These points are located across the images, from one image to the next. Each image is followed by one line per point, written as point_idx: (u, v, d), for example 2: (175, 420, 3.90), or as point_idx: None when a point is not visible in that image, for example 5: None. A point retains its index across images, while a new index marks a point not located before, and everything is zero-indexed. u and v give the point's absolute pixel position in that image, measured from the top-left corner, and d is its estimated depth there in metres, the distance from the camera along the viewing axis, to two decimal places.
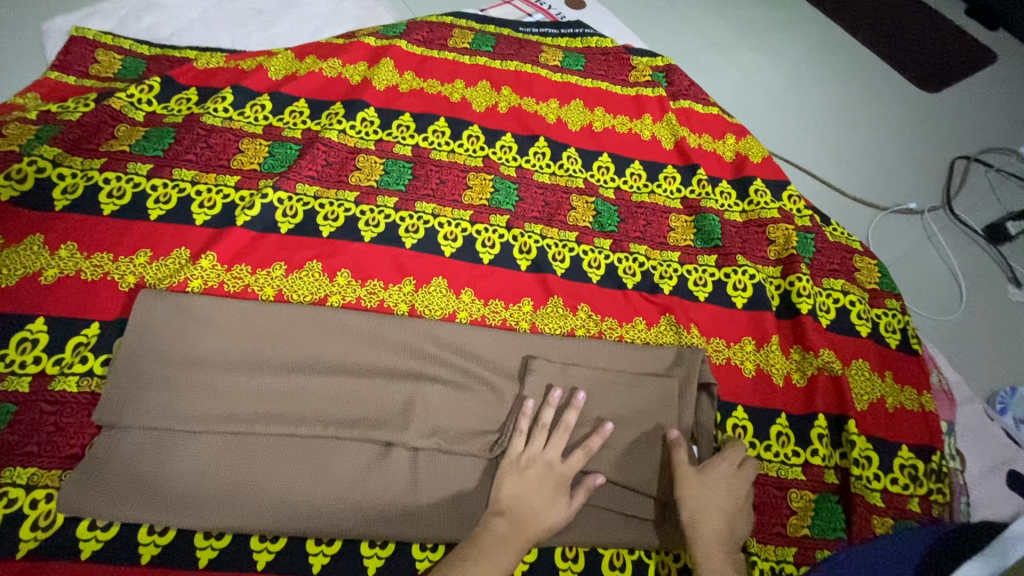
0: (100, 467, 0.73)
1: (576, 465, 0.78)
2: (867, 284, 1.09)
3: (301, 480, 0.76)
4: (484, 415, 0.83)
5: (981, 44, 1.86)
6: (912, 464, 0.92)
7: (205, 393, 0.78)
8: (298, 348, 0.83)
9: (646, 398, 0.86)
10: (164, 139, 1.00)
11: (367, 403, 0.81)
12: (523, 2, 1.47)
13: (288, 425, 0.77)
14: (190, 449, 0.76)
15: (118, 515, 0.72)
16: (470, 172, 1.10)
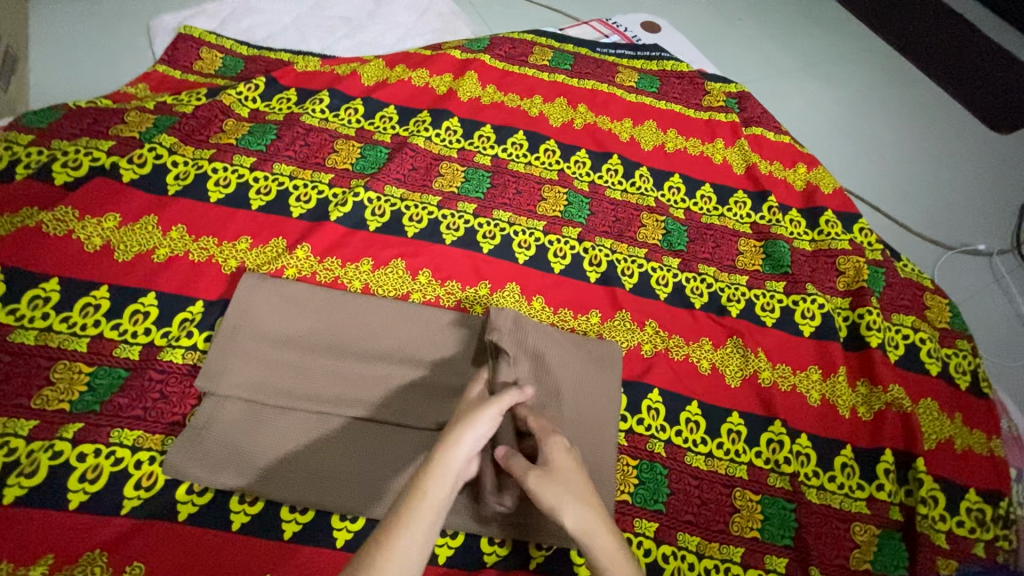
0: (201, 434, 0.77)
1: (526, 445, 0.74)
2: (937, 322, 1.08)
3: (378, 463, 0.78)
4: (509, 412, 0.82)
5: None
6: (980, 508, 0.90)
7: (294, 372, 0.83)
8: (380, 338, 0.87)
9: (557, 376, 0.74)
10: (267, 135, 1.07)
11: (438, 394, 0.84)
12: (599, 23, 1.51)
13: (365, 409, 0.81)
14: (280, 423, 0.79)
15: (215, 481, 0.75)
16: (546, 184, 1.13)
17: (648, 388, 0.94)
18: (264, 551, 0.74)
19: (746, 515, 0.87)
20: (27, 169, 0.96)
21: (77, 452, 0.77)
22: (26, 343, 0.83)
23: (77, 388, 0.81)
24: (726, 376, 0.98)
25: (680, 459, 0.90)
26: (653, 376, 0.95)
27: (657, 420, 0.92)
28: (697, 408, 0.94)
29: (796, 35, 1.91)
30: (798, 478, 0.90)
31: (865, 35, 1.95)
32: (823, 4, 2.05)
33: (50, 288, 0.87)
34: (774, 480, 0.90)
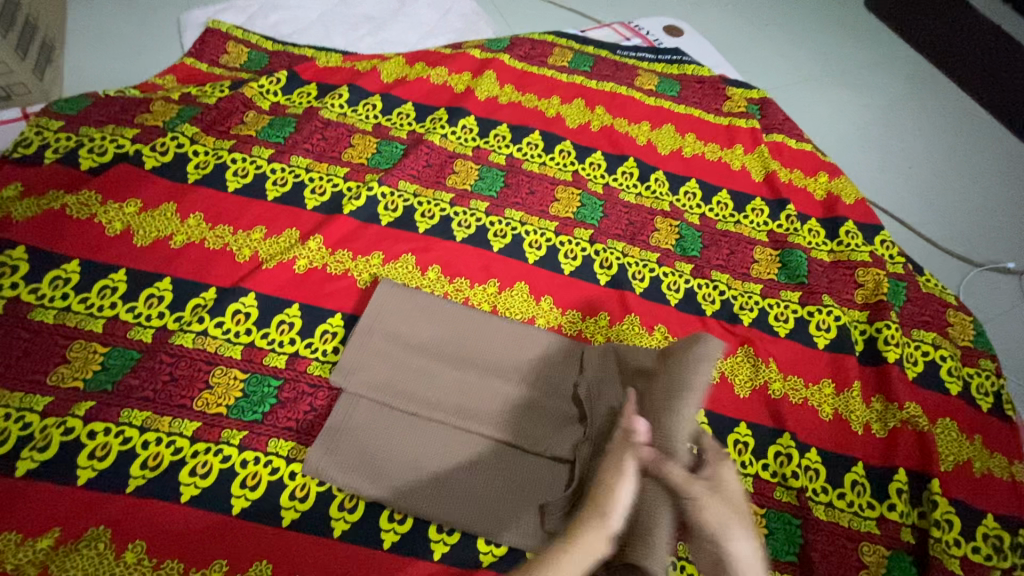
0: (334, 430, 0.80)
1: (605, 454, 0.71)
2: (960, 340, 1.05)
3: (491, 483, 0.79)
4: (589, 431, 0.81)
5: None
6: (997, 535, 0.86)
7: (422, 380, 0.84)
8: (495, 357, 0.87)
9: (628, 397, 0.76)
10: (286, 128, 1.09)
11: (552, 419, 0.83)
12: (621, 26, 1.50)
13: (484, 427, 0.81)
14: (404, 430, 0.81)
15: (337, 479, 0.77)
16: (559, 185, 1.13)
17: None
18: (263, 536, 0.75)
19: None
20: (55, 153, 0.99)
21: (88, 430, 0.78)
22: (45, 321, 0.85)
23: (91, 368, 0.83)
24: (736, 386, 0.96)
25: None
26: None
27: None
28: (704, 416, 0.92)
29: (824, 43, 1.87)
30: (806, 493, 0.88)
31: (896, 46, 1.91)
32: (853, 13, 2.00)
33: (71, 269, 0.89)
34: (780, 494, 0.88)
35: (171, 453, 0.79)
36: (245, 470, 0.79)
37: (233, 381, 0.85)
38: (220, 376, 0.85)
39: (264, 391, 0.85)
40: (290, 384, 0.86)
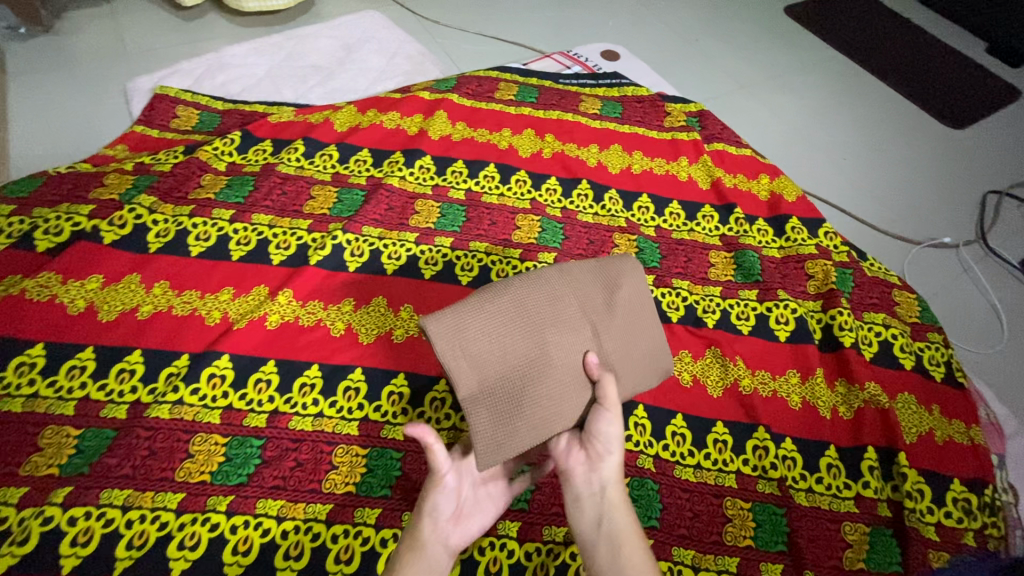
0: (467, 311, 0.71)
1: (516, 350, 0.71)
2: (908, 317, 1.11)
3: (558, 413, 0.72)
4: (537, 355, 0.72)
5: (989, 93, 1.96)
6: (965, 497, 0.92)
7: (536, 293, 0.74)
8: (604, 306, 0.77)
9: (563, 322, 0.74)
10: (244, 187, 1.10)
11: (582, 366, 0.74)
12: (561, 56, 1.57)
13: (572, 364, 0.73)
14: (500, 320, 0.71)
15: (451, 336, 0.69)
16: (519, 214, 1.17)
17: (634, 404, 0.96)
18: None
19: (738, 524, 0.88)
20: (8, 238, 0.98)
21: (68, 516, 0.77)
22: (13, 410, 0.83)
23: (65, 452, 0.81)
24: (708, 387, 1.00)
25: (669, 473, 0.91)
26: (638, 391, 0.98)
27: (644, 436, 0.94)
28: (682, 420, 0.96)
29: (751, 52, 2.00)
30: (786, 482, 0.91)
31: (817, 49, 2.06)
32: (775, 23, 2.15)
33: (35, 353, 0.88)
34: (763, 486, 0.91)
35: (157, 529, 0.78)
36: (235, 536, 0.79)
37: (215, 446, 0.85)
38: (200, 443, 0.85)
39: (247, 453, 0.85)
40: (273, 442, 0.86)
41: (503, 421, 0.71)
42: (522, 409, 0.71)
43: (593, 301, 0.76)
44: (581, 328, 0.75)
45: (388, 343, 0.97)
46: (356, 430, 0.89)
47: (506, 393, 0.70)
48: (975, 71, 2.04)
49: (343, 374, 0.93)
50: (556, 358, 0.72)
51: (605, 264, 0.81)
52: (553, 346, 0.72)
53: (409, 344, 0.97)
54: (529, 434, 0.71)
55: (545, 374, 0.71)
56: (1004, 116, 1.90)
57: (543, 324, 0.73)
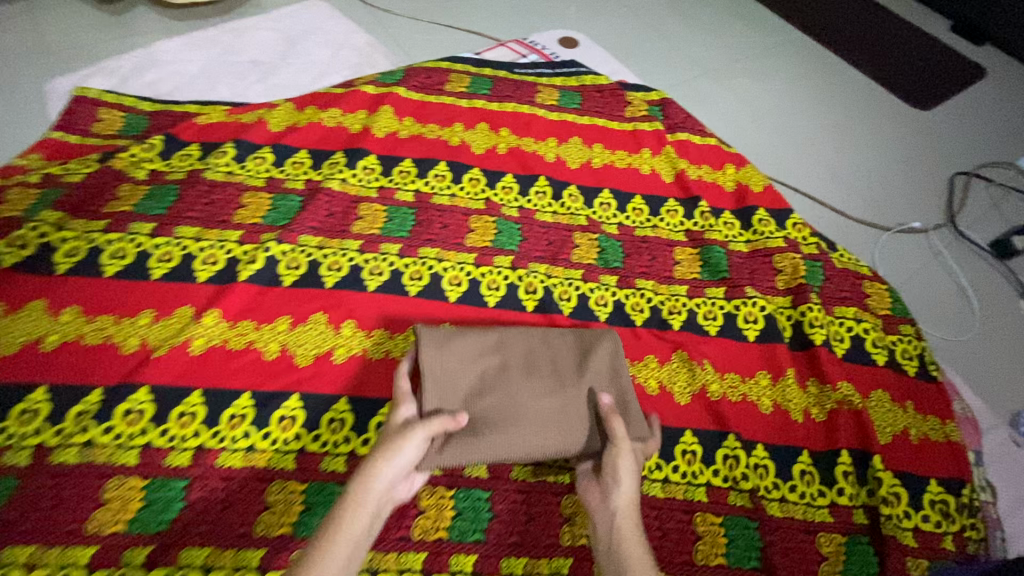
0: (451, 337, 0.82)
1: (486, 386, 0.80)
2: (879, 310, 1.07)
3: (511, 441, 0.76)
4: (501, 391, 0.79)
5: (954, 72, 1.94)
6: (942, 499, 0.88)
7: (516, 345, 0.83)
8: (573, 368, 0.83)
9: (532, 369, 0.81)
10: (167, 198, 1.00)
11: (548, 410, 0.78)
12: (517, 44, 1.49)
13: (534, 406, 0.78)
14: (478, 352, 0.82)
15: (433, 354, 0.79)
16: (472, 215, 1.09)
17: None
18: None
19: (709, 541, 0.83)
20: None
21: None
22: None
23: None
24: (676, 395, 0.94)
25: (637, 491, 0.85)
26: None
27: None
28: None
29: (717, 36, 1.94)
30: (758, 493, 0.87)
31: (784, 31, 2.01)
32: (740, 5, 2.10)
33: None
34: (734, 499, 0.86)
35: None
36: None
37: (131, 491, 0.76)
38: (114, 488, 0.76)
39: (168, 496, 0.76)
40: (199, 482, 0.78)
41: (472, 446, 0.75)
42: (492, 441, 0.75)
43: (564, 357, 0.84)
44: (549, 376, 0.81)
45: (328, 364, 0.89)
46: (295, 464, 0.81)
47: (469, 421, 0.77)
48: (940, 50, 2.01)
49: (279, 401, 0.84)
50: (521, 398, 0.79)
51: (593, 331, 0.88)
52: (517, 390, 0.79)
53: (351, 364, 0.90)
54: (480, 455, 0.75)
55: (505, 407, 0.78)
56: (969, 95, 1.88)
57: (513, 368, 0.81)
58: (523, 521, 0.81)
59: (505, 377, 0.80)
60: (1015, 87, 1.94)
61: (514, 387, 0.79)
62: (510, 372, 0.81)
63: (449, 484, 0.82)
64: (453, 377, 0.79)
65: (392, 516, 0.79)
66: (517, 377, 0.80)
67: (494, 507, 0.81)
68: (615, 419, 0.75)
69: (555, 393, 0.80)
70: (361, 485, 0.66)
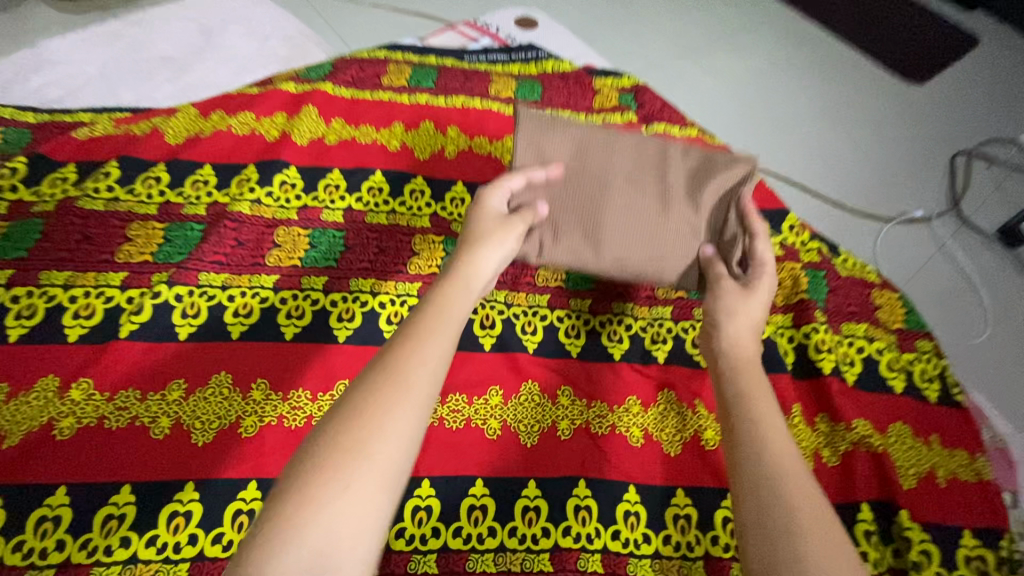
0: (551, 123, 0.79)
1: (583, 178, 0.78)
2: (892, 324, 0.93)
3: (592, 248, 0.77)
4: (598, 206, 0.77)
5: (948, 41, 1.79)
6: (979, 556, 0.74)
7: (616, 139, 0.80)
8: (678, 178, 0.78)
9: (633, 180, 0.78)
10: (30, 236, 0.82)
11: (639, 178, 0.78)
12: (468, 27, 1.30)
13: (626, 178, 0.78)
14: (578, 152, 0.79)
15: (529, 139, 0.78)
16: (415, 235, 0.92)
17: (571, 482, 0.75)
18: None
19: None
20: None
21: None
22: None
23: None
24: (664, 445, 0.79)
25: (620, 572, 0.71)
26: (575, 463, 0.77)
27: (587, 525, 0.73)
28: (636, 495, 0.75)
29: (693, 9, 1.76)
30: None
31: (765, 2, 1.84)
32: None
33: None
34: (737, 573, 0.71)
35: None
36: None
37: None
38: None
39: None
40: None
41: (553, 242, 0.77)
42: (572, 242, 0.77)
43: (684, 180, 0.78)
44: (657, 196, 0.77)
45: (232, 440, 0.72)
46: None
47: (557, 209, 0.78)
48: (932, 18, 1.86)
49: (169, 494, 0.69)
50: (615, 213, 0.77)
51: (729, 153, 0.79)
52: (616, 198, 0.77)
53: (261, 438, 0.73)
54: (562, 253, 0.77)
55: (594, 200, 0.77)
56: (966, 65, 1.73)
57: (613, 179, 0.78)
58: None
59: (606, 169, 0.78)
60: (1015, 55, 1.79)
61: (613, 193, 0.77)
62: (612, 176, 0.78)
63: None
64: (546, 186, 0.77)
65: None
66: (619, 166, 0.78)
67: None
68: (718, 264, 0.74)
69: (653, 204, 0.77)
70: (469, 263, 0.63)
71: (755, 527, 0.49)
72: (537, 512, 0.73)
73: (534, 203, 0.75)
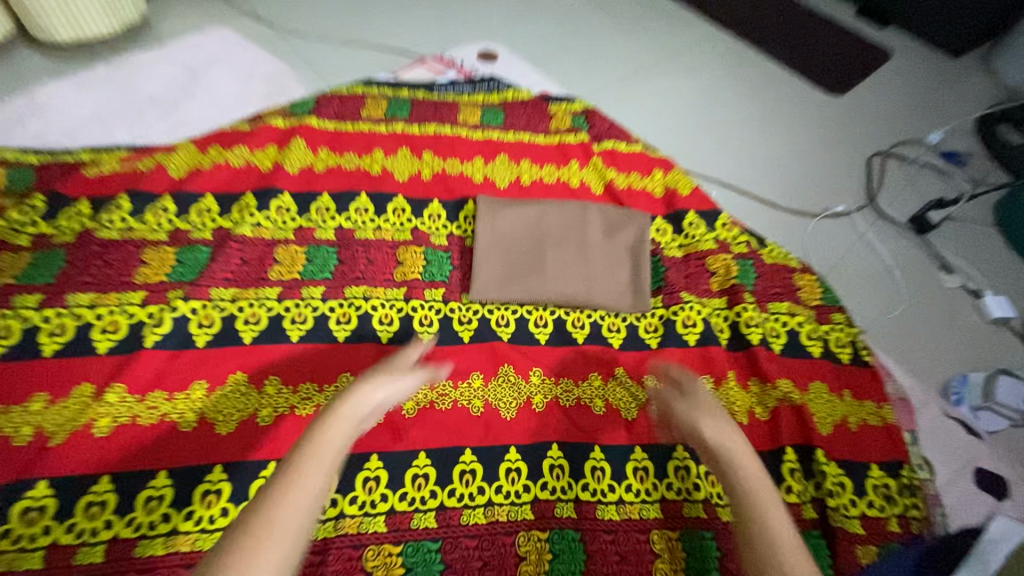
0: (500, 204, 1.08)
1: (526, 242, 1.05)
2: (811, 301, 1.09)
3: (540, 286, 1.01)
4: (540, 258, 1.03)
5: (859, 58, 2.03)
6: (885, 483, 0.91)
7: (550, 207, 1.08)
8: (597, 231, 1.07)
9: (565, 236, 1.06)
10: (54, 264, 0.91)
11: (569, 235, 1.06)
12: (435, 61, 1.45)
13: (559, 236, 1.05)
14: (522, 222, 1.07)
15: (484, 219, 1.06)
16: (399, 248, 1.05)
17: (546, 446, 0.89)
18: None
19: (668, 558, 0.82)
20: None
21: None
22: None
23: None
24: (622, 412, 0.93)
25: (592, 517, 0.84)
26: (549, 430, 0.90)
27: (561, 479, 0.86)
28: (601, 453, 0.89)
29: (637, 37, 1.96)
30: (711, 501, 0.87)
31: (700, 28, 2.05)
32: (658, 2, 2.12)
33: None
34: (688, 510, 0.86)
35: None
36: None
37: None
38: None
39: None
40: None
41: (511, 286, 1.01)
42: (525, 283, 1.01)
43: (600, 235, 1.07)
44: (583, 247, 1.05)
45: (252, 429, 0.83)
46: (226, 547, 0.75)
47: (510, 265, 1.03)
48: (846, 37, 2.11)
49: (199, 476, 0.79)
50: (554, 262, 1.03)
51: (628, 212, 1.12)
52: (552, 252, 1.04)
53: (279, 427, 0.84)
54: (520, 292, 1.01)
55: (537, 254, 1.04)
56: (875, 79, 1.97)
57: (549, 239, 1.05)
58: (478, 567, 0.78)
59: (542, 234, 1.06)
60: (918, 67, 2.05)
61: (551, 249, 1.04)
62: (548, 238, 1.05)
63: (396, 539, 0.78)
64: (500, 249, 1.04)
65: None
66: (552, 229, 1.06)
67: (445, 557, 0.78)
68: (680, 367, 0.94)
69: (581, 254, 1.04)
70: (382, 377, 0.79)
71: (775, 551, 0.67)
72: (518, 472, 0.86)
73: (493, 260, 1.03)
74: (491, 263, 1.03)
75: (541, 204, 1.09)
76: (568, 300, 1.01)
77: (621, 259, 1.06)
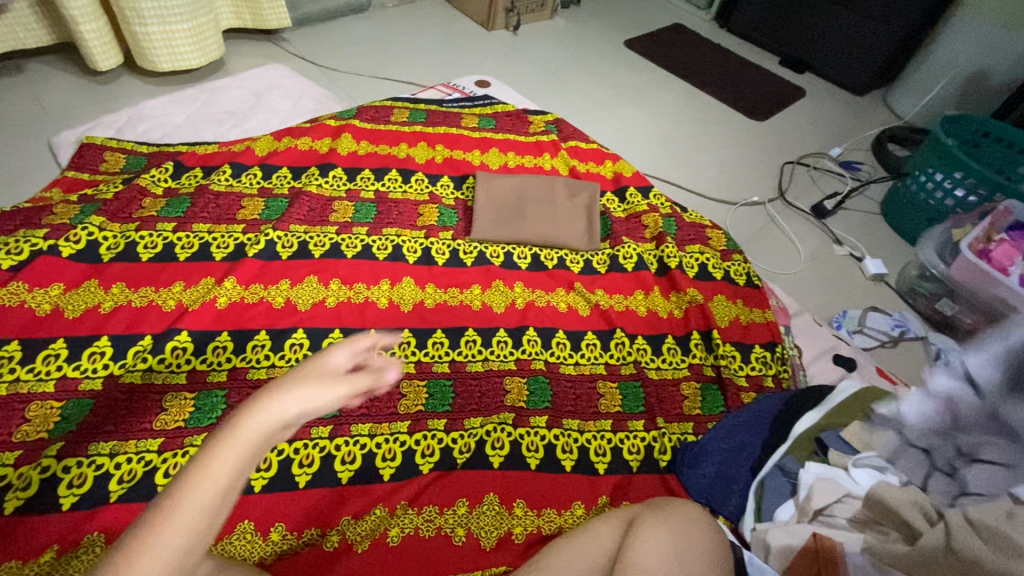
0: (492, 177, 1.49)
1: (510, 201, 1.46)
2: (718, 247, 1.51)
3: (520, 230, 1.41)
4: (520, 212, 1.44)
5: (778, 93, 2.56)
6: (764, 355, 1.29)
7: (527, 179, 1.50)
8: (561, 196, 1.48)
9: (538, 198, 1.47)
10: (182, 205, 1.31)
11: (542, 198, 1.47)
12: (443, 87, 1.92)
13: (534, 198, 1.46)
14: (508, 188, 1.47)
15: (480, 185, 1.47)
16: (420, 205, 1.46)
17: (525, 328, 1.26)
18: (242, 504, 0.94)
19: (610, 397, 1.18)
20: None
21: (63, 465, 0.92)
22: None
23: (51, 421, 0.97)
24: (579, 311, 1.32)
25: (557, 371, 1.21)
26: (528, 319, 1.28)
27: (535, 347, 1.24)
28: (564, 334, 1.27)
29: (601, 76, 2.47)
30: (641, 364, 1.24)
31: (651, 71, 2.58)
32: (618, 52, 2.66)
33: (11, 349, 1.03)
34: (624, 369, 1.23)
35: (142, 466, 0.95)
36: None
37: (184, 401, 1.03)
38: (172, 399, 1.03)
39: (213, 401, 1.04)
40: (235, 391, 1.06)
41: (500, 229, 1.41)
42: (510, 227, 1.41)
43: (563, 198, 1.48)
44: (550, 205, 1.46)
45: (323, 309, 1.20)
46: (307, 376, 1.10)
47: (498, 216, 1.43)
48: (767, 79, 2.64)
49: (288, 334, 1.15)
50: (530, 215, 1.43)
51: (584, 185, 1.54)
52: (529, 208, 1.45)
53: (340, 309, 1.21)
54: (505, 233, 1.40)
55: (518, 210, 1.44)
56: (790, 109, 2.49)
57: (527, 200, 1.46)
58: (478, 396, 1.14)
59: (522, 196, 1.46)
60: (826, 101, 2.58)
61: (527, 207, 1.45)
62: (526, 199, 1.46)
63: (422, 378, 1.15)
64: (492, 205, 1.44)
65: (382, 401, 1.10)
66: (529, 193, 1.47)
67: (455, 388, 1.14)
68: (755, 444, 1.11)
69: (549, 210, 1.45)
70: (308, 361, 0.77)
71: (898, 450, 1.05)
72: (506, 342, 1.23)
73: (487, 212, 1.43)
74: (486, 214, 1.42)
75: (520, 177, 1.50)
76: (539, 240, 1.41)
77: (579, 214, 1.46)
